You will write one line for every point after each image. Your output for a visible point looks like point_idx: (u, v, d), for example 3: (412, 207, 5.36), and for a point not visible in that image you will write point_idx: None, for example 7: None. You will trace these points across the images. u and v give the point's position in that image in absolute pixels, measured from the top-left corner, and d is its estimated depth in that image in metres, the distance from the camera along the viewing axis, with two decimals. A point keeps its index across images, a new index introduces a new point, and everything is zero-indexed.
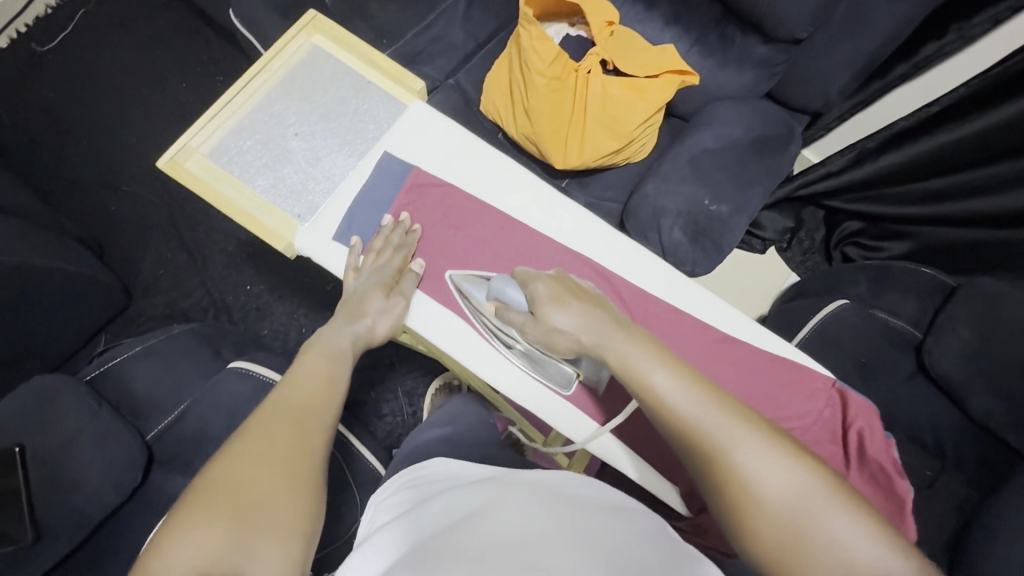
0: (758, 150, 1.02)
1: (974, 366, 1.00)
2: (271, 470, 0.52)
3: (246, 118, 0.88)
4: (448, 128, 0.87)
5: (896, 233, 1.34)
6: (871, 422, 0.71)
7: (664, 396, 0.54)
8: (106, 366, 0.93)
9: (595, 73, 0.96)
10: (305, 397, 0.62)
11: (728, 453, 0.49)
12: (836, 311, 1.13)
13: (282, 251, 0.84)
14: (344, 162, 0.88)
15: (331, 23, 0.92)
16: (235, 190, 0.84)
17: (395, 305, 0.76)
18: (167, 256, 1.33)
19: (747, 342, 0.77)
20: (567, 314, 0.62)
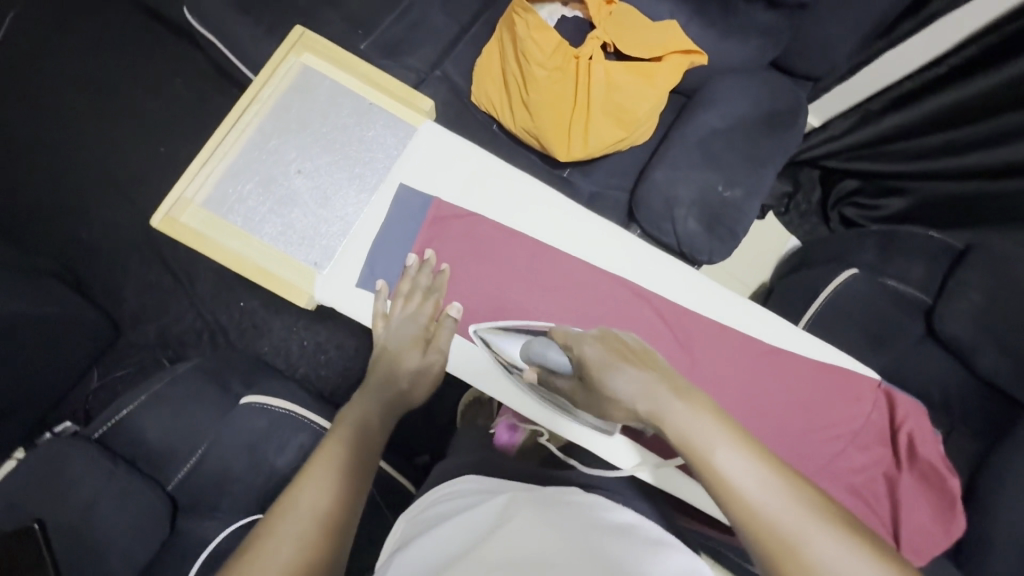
0: (766, 127, 0.98)
1: (985, 327, 1.02)
2: (301, 530, 0.54)
3: (240, 158, 0.83)
4: (460, 147, 0.85)
5: (893, 189, 1.32)
6: (919, 423, 0.77)
7: (732, 479, 0.49)
8: (114, 420, 0.90)
9: (598, 59, 0.91)
10: (340, 462, 0.63)
11: (800, 548, 0.46)
12: (848, 281, 1.13)
13: (302, 305, 0.81)
14: (356, 199, 0.84)
15: (321, 42, 0.88)
16: (241, 243, 0.80)
17: (434, 358, 0.76)
18: (149, 280, 1.25)
19: (789, 352, 0.80)
20: (629, 382, 0.58)
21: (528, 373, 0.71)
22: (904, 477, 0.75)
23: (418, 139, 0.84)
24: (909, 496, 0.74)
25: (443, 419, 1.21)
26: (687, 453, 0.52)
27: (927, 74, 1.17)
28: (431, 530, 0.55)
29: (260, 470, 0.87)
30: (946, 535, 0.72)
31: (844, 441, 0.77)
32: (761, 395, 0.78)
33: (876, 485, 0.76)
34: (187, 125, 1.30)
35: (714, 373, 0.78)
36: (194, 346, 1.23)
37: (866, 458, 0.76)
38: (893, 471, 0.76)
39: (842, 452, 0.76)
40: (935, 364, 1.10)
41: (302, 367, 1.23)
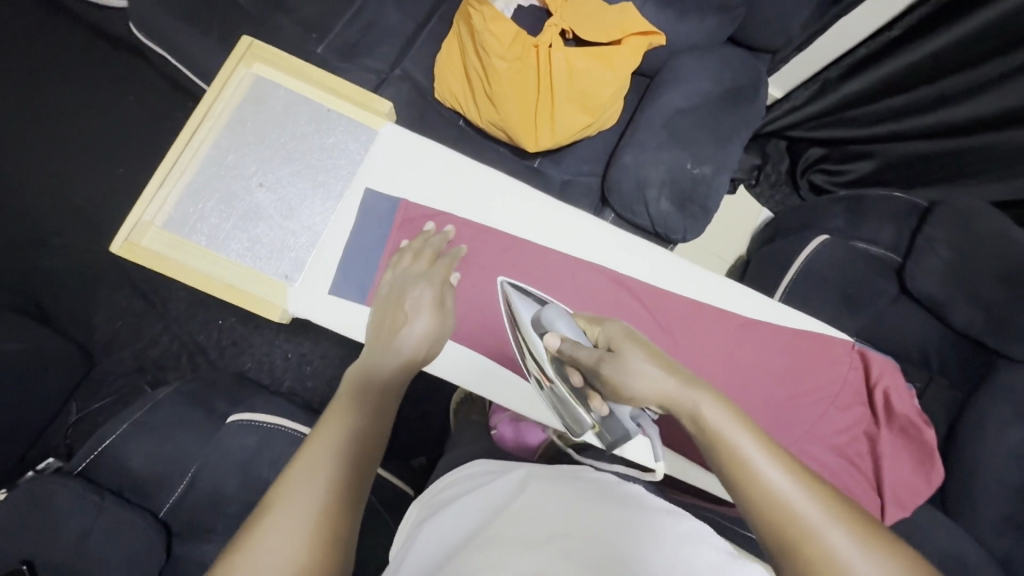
0: (728, 101, 0.99)
1: (952, 280, 1.05)
2: (344, 483, 0.50)
3: (198, 176, 0.81)
4: (425, 146, 0.85)
5: (859, 153, 1.35)
6: (893, 380, 0.79)
7: (747, 459, 0.47)
8: (96, 452, 0.87)
9: (556, 47, 0.90)
10: (357, 427, 0.56)
11: (816, 535, 0.43)
12: (820, 246, 1.15)
13: (278, 320, 0.79)
14: (322, 208, 0.83)
15: (270, 51, 0.85)
16: (207, 262, 0.79)
17: (441, 321, 0.72)
18: (121, 306, 1.21)
19: (766, 322, 0.81)
20: (635, 373, 0.52)
21: (550, 337, 0.63)
22: (883, 433, 0.77)
23: (380, 143, 0.85)
24: (891, 451, 0.76)
25: (435, 418, 1.21)
26: (703, 440, 0.49)
27: (880, 38, 1.19)
28: (441, 512, 0.55)
29: (255, 488, 0.86)
30: (929, 484, 0.75)
31: (826, 403, 0.79)
32: (741, 367, 0.80)
33: (858, 443, 0.77)
34: (145, 144, 1.26)
35: (695, 351, 0.79)
36: (175, 369, 1.21)
37: (848, 419, 0.78)
38: (874, 429, 0.78)
39: (825, 415, 0.78)
40: (907, 320, 1.14)
41: (288, 380, 1.22)
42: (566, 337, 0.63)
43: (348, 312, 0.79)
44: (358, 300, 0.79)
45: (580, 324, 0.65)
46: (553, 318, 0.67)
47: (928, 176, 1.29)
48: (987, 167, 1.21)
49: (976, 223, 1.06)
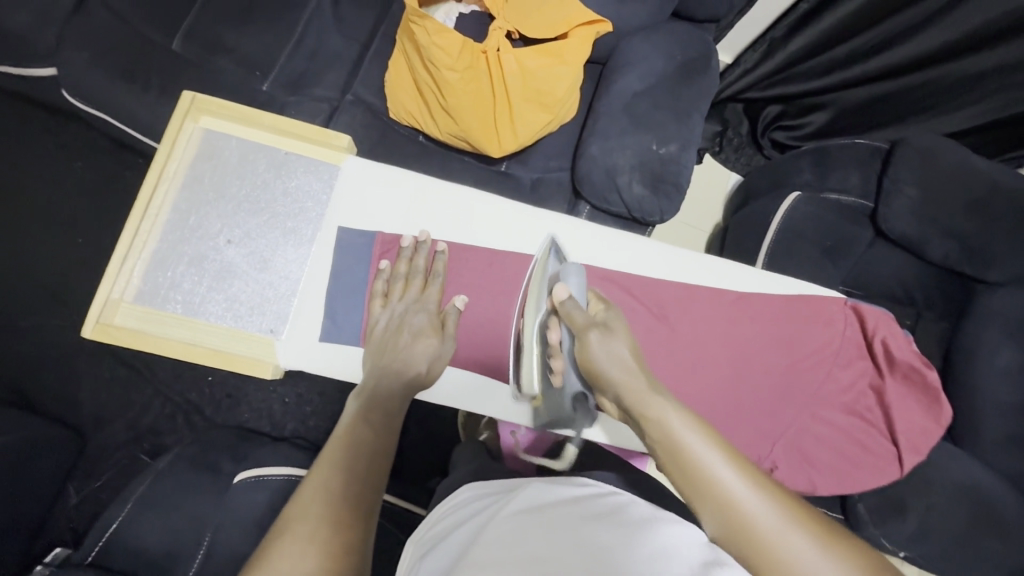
0: (683, 77, 0.99)
1: (925, 218, 1.07)
2: (354, 478, 0.55)
3: (163, 244, 0.79)
4: (388, 172, 0.83)
5: (815, 106, 1.37)
6: (890, 329, 0.81)
7: (703, 464, 0.51)
8: (104, 538, 0.84)
9: (505, 50, 0.89)
10: (363, 437, 0.60)
11: (769, 539, 0.47)
12: (794, 204, 1.16)
13: (269, 377, 0.77)
14: (296, 253, 0.81)
15: (215, 102, 0.82)
16: (186, 330, 0.76)
17: (447, 347, 0.73)
18: (104, 378, 1.17)
19: (757, 292, 0.82)
20: (615, 353, 0.59)
21: (561, 289, 0.67)
22: (888, 382, 0.80)
23: (345, 178, 0.83)
24: (896, 398, 0.80)
25: (445, 436, 1.20)
26: (661, 451, 0.54)
27: None
28: (432, 550, 0.53)
29: None
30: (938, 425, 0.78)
31: (829, 363, 0.80)
32: (740, 340, 0.80)
33: (864, 398, 0.81)
34: (100, 209, 1.22)
35: (692, 332, 0.80)
36: (172, 433, 1.17)
37: (853, 374, 0.81)
38: (879, 380, 0.81)
39: (828, 374, 0.80)
40: (887, 262, 1.17)
41: (290, 423, 1.19)
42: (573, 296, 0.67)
43: (340, 354, 0.78)
44: (350, 341, 0.78)
45: (588, 294, 0.69)
46: (566, 273, 0.70)
47: (882, 118, 1.33)
48: (939, 101, 1.26)
49: (939, 160, 1.08)
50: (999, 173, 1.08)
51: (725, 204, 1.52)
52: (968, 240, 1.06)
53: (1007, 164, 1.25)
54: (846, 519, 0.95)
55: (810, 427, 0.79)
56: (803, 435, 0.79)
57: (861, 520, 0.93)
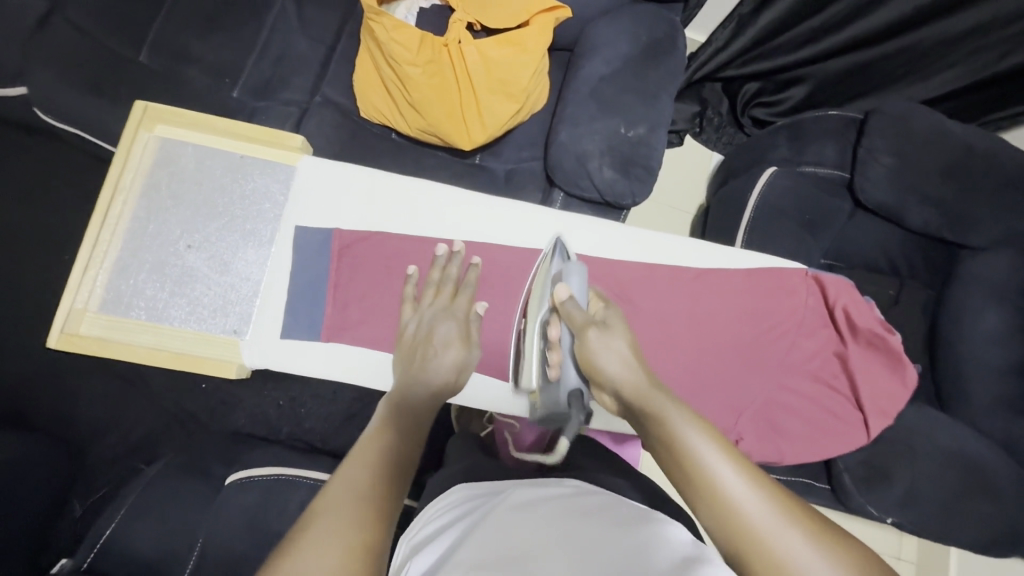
0: (650, 59, 0.99)
1: (901, 186, 1.07)
2: (381, 472, 0.55)
3: (124, 251, 0.80)
4: (348, 171, 0.84)
5: (792, 80, 1.36)
6: (851, 296, 0.82)
7: (702, 461, 0.54)
8: (97, 543, 0.85)
9: (466, 42, 0.90)
10: (392, 438, 0.61)
11: (771, 543, 0.48)
12: (771, 179, 1.14)
13: (236, 376, 0.79)
14: (256, 255, 0.82)
15: (166, 109, 0.83)
16: (151, 335, 0.78)
17: (473, 358, 0.74)
18: (99, 391, 1.19)
19: (720, 268, 0.83)
20: (613, 349, 0.63)
21: (562, 289, 0.70)
22: (850, 348, 0.82)
23: (301, 176, 0.83)
24: (860, 364, 0.83)
25: (438, 429, 1.22)
26: (661, 447, 0.58)
27: None
28: (415, 553, 0.52)
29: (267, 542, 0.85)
30: (903, 388, 0.82)
31: (792, 332, 0.82)
32: (706, 313, 0.81)
33: (830, 365, 0.84)
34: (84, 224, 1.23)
35: (656, 313, 0.81)
36: (169, 441, 1.19)
37: (816, 342, 0.83)
38: (842, 347, 0.83)
39: (792, 343, 0.83)
40: (867, 232, 1.16)
41: (284, 425, 1.21)
42: (573, 296, 0.70)
43: (303, 350, 0.79)
44: (311, 336, 0.80)
45: (589, 293, 0.72)
46: (568, 273, 0.72)
47: (860, 88, 1.33)
48: (914, 67, 1.26)
49: (913, 125, 1.08)
50: (974, 136, 1.08)
51: (708, 184, 1.52)
52: (946, 205, 1.06)
53: (985, 127, 1.25)
54: (833, 489, 0.94)
55: (777, 396, 0.81)
56: (769, 406, 0.81)
57: (847, 489, 0.91)
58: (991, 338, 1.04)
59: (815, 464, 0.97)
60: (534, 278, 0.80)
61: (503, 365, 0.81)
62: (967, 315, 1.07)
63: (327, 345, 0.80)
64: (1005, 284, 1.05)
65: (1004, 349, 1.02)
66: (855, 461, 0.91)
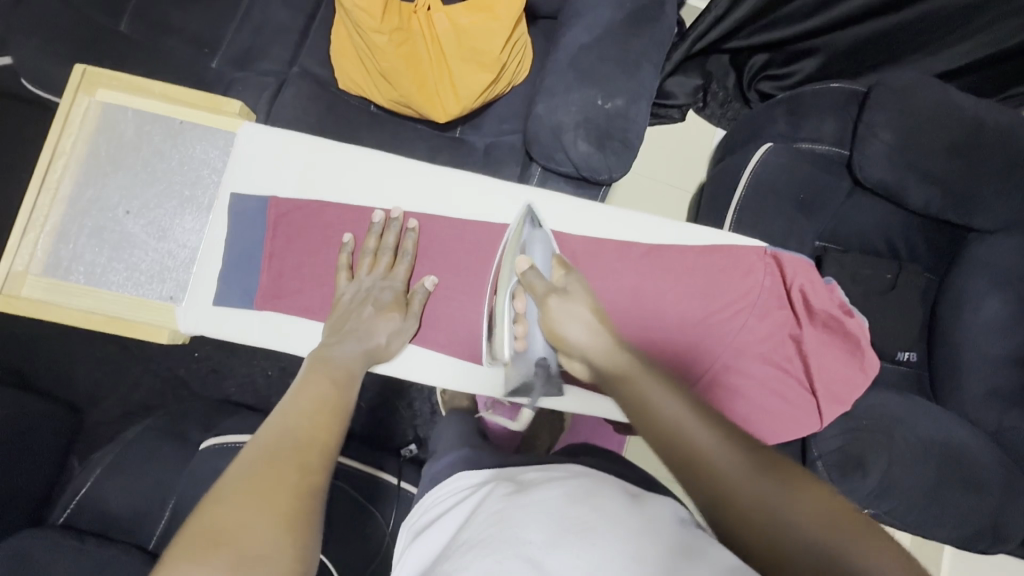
0: (634, 27, 0.94)
1: (903, 163, 1.00)
2: (314, 422, 0.56)
3: (63, 217, 0.83)
4: (288, 142, 0.85)
5: (803, 51, 1.28)
6: (807, 277, 0.84)
7: (671, 420, 0.53)
8: (74, 502, 0.90)
9: (435, 8, 0.89)
10: (330, 391, 0.62)
11: (749, 492, 0.47)
12: (766, 155, 1.07)
13: (168, 342, 0.83)
14: (193, 222, 0.85)
15: (105, 74, 0.84)
16: (89, 299, 0.82)
17: (410, 325, 0.79)
18: (98, 357, 1.23)
19: (670, 245, 0.85)
20: (574, 316, 0.64)
21: (523, 261, 0.71)
22: (805, 331, 0.83)
23: (240, 141, 0.84)
24: (813, 345, 0.83)
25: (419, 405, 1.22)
26: (637, 418, 0.56)
27: None
28: (418, 538, 0.52)
29: None
30: (865, 372, 0.83)
31: (745, 313, 0.83)
32: (657, 290, 0.84)
33: (785, 347, 0.84)
34: None
35: (605, 288, 0.84)
36: (162, 406, 1.23)
37: (770, 324, 0.84)
38: (796, 330, 0.84)
39: (745, 324, 0.83)
40: (868, 212, 1.10)
41: (271, 395, 1.23)
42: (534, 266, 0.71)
43: (236, 317, 0.82)
44: (244, 305, 0.82)
45: (552, 260, 0.73)
46: (531, 242, 0.76)
47: (872, 61, 1.25)
48: (932, 36, 1.18)
49: (919, 98, 1.01)
50: (985, 110, 1.00)
51: (709, 161, 1.44)
52: (952, 184, 0.99)
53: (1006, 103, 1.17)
54: None
55: (726, 376, 0.83)
56: (718, 385, 0.83)
57: (820, 477, 0.89)
58: (990, 327, 0.99)
59: (791, 449, 0.95)
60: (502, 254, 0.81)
61: (443, 340, 0.84)
62: (967, 302, 1.01)
63: (260, 314, 0.82)
64: (1010, 269, 0.99)
65: (1002, 337, 0.97)
66: (830, 448, 0.88)
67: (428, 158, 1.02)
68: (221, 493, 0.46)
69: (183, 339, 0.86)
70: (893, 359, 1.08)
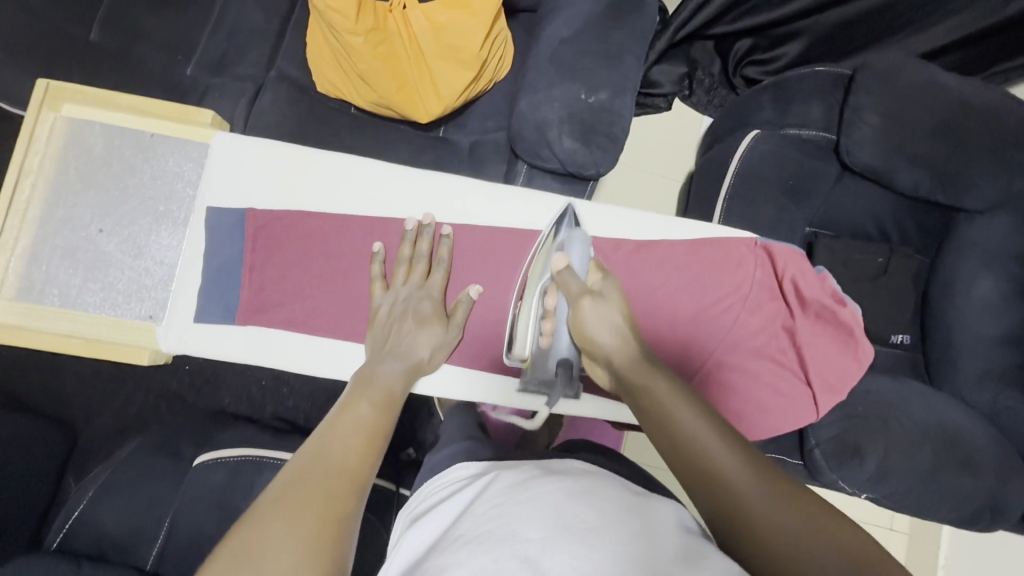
0: (615, 17, 0.93)
1: (890, 145, 0.99)
2: (353, 449, 0.55)
3: (34, 238, 0.81)
4: (264, 150, 0.83)
5: (787, 35, 1.27)
6: (798, 267, 0.83)
7: (690, 433, 0.54)
8: (67, 526, 0.88)
9: (412, 7, 0.87)
10: (364, 417, 0.60)
11: (754, 510, 0.47)
12: (753, 142, 1.06)
13: (150, 363, 0.81)
14: (169, 238, 0.83)
15: (72, 89, 0.82)
16: (66, 322, 0.80)
17: (453, 336, 0.78)
18: (87, 374, 1.21)
19: (659, 240, 0.84)
20: (607, 317, 0.67)
21: (560, 259, 0.73)
22: (799, 323, 0.83)
23: (214, 153, 0.82)
24: (807, 337, 0.83)
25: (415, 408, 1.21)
26: (660, 435, 0.57)
27: None
28: (414, 525, 0.50)
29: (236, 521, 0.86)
30: (858, 361, 0.83)
31: (735, 307, 0.83)
32: (646, 287, 0.83)
33: (778, 339, 0.84)
34: None
35: None
36: (155, 421, 1.21)
37: (763, 317, 0.83)
38: (789, 321, 0.84)
39: (737, 317, 0.83)
40: (858, 196, 1.10)
41: (264, 405, 1.21)
42: (570, 266, 0.73)
43: (217, 334, 0.81)
44: (226, 320, 0.81)
45: (589, 266, 0.74)
46: (569, 241, 0.76)
47: (856, 43, 1.25)
48: (915, 16, 1.17)
49: (904, 81, 1.00)
50: (971, 90, 1.00)
51: (697, 148, 1.43)
52: (940, 165, 0.99)
53: (992, 80, 1.17)
54: (806, 465, 0.92)
55: (718, 372, 0.82)
56: (712, 381, 0.82)
57: (819, 466, 0.89)
58: (981, 306, 0.99)
59: (789, 438, 0.95)
60: (536, 253, 0.81)
61: None
62: (959, 283, 1.02)
63: (243, 328, 0.81)
64: (1000, 248, 0.99)
65: (994, 316, 0.98)
66: (826, 436, 0.88)
67: (413, 159, 1.00)
68: (252, 512, 0.45)
69: (166, 359, 0.85)
70: (887, 342, 1.08)
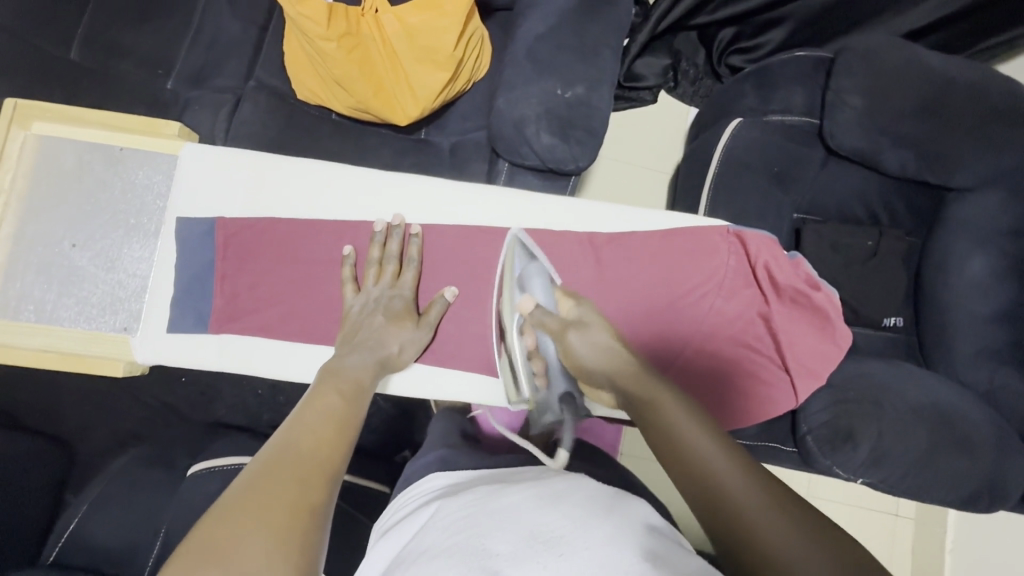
0: (589, 12, 0.93)
1: (873, 127, 0.98)
2: (321, 441, 0.55)
3: (8, 256, 0.82)
4: (236, 158, 0.83)
5: (770, 21, 1.26)
6: (772, 253, 0.82)
7: (687, 438, 0.57)
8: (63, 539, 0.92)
9: (383, 11, 0.88)
10: (332, 411, 0.61)
11: (741, 510, 0.48)
12: (735, 131, 1.06)
13: (125, 373, 0.81)
14: (141, 250, 0.85)
15: (38, 105, 0.82)
16: (41, 337, 0.81)
17: (424, 334, 0.79)
18: (83, 389, 1.22)
19: (631, 232, 0.84)
20: (595, 348, 0.68)
21: (527, 302, 0.74)
22: (774, 308, 0.82)
23: (182, 166, 0.83)
24: (781, 321, 0.83)
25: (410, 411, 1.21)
26: (657, 438, 0.59)
27: None
28: (386, 537, 0.51)
29: None
30: (836, 341, 0.83)
31: (712, 295, 0.83)
32: (616, 279, 0.83)
33: (754, 325, 0.84)
34: None
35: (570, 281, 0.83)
36: (153, 433, 1.22)
37: (738, 303, 0.83)
38: (765, 307, 0.83)
39: (714, 305, 0.83)
40: (845, 180, 1.09)
41: (261, 414, 1.22)
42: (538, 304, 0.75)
43: (193, 342, 0.81)
44: (199, 329, 0.82)
45: (555, 294, 0.76)
46: (530, 277, 0.78)
47: (840, 27, 1.24)
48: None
49: (886, 62, 0.99)
50: (956, 68, 0.99)
51: (685, 140, 1.43)
52: (925, 145, 0.98)
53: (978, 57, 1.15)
54: (799, 452, 0.92)
55: (698, 360, 0.83)
56: (689, 371, 0.83)
57: (811, 452, 0.90)
58: (972, 286, 0.98)
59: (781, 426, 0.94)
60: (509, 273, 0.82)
61: None
62: (951, 263, 1.01)
63: (217, 336, 0.82)
64: (990, 226, 0.98)
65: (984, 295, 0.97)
66: (817, 422, 0.89)
67: (394, 163, 1.01)
68: (217, 510, 0.44)
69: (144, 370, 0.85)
70: (881, 326, 1.07)
